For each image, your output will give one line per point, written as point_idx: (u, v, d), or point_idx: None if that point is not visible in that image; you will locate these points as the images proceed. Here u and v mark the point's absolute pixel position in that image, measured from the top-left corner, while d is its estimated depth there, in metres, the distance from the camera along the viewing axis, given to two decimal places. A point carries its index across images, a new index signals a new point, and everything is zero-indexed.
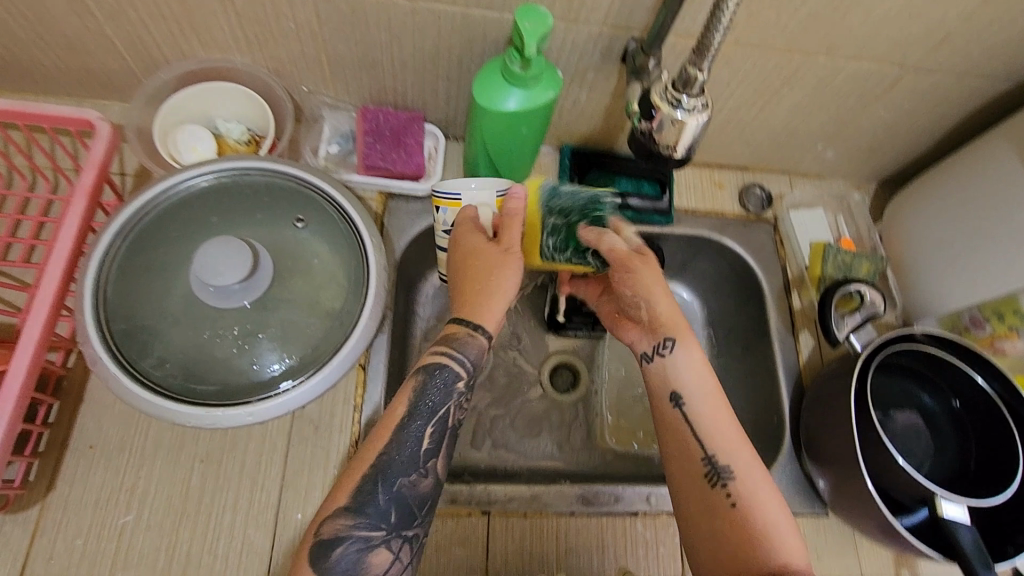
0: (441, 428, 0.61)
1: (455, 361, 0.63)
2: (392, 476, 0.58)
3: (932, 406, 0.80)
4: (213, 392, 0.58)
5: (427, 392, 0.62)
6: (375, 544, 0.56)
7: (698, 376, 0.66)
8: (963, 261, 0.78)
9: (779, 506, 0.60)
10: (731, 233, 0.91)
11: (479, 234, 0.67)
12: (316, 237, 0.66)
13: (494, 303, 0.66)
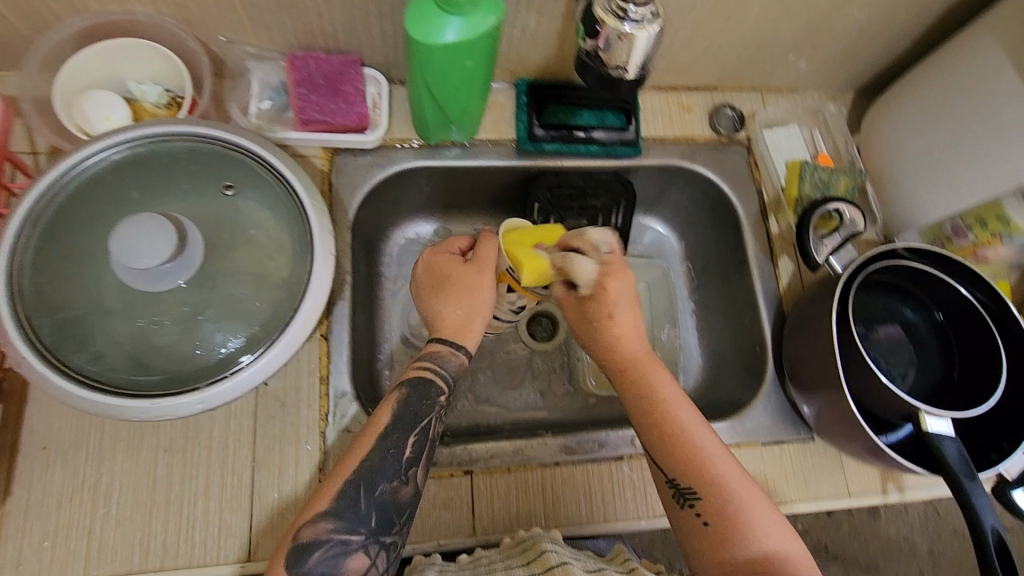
0: (422, 438, 0.62)
1: (435, 377, 0.65)
2: (374, 482, 0.59)
3: (915, 320, 0.78)
4: (161, 382, 0.54)
5: (406, 406, 0.63)
6: (353, 548, 0.56)
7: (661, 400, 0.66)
8: (945, 168, 0.75)
9: (751, 514, 0.60)
10: (703, 159, 0.86)
11: (452, 258, 0.70)
12: (251, 203, 0.60)
13: (469, 321, 0.68)
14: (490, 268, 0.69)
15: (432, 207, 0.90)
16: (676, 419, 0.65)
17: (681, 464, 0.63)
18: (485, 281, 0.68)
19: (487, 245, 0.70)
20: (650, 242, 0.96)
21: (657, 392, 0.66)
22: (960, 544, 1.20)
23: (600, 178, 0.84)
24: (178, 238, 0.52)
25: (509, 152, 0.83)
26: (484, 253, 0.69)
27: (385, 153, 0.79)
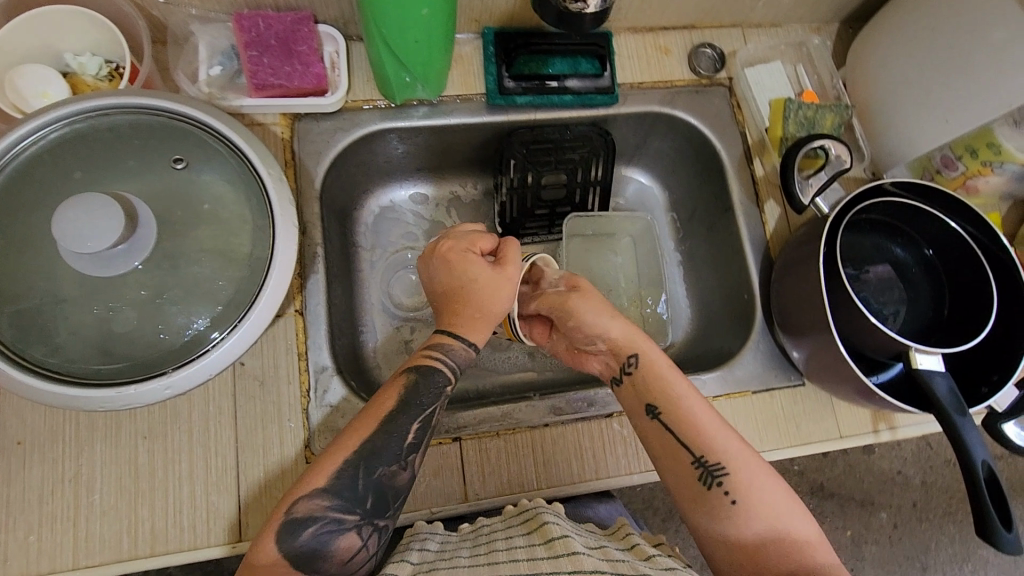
0: (426, 427, 0.61)
1: (443, 368, 0.64)
2: (374, 463, 0.58)
3: (904, 258, 0.76)
4: (127, 369, 0.52)
5: (418, 393, 0.62)
6: (347, 527, 0.56)
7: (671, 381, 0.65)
8: (935, 97, 0.71)
9: (773, 481, 0.61)
10: (684, 103, 0.83)
11: (475, 259, 0.66)
12: (204, 176, 0.57)
13: (483, 316, 0.66)
14: (518, 272, 0.66)
15: (405, 171, 0.87)
16: (686, 396, 0.64)
17: (703, 443, 0.61)
18: (507, 281, 0.66)
19: (512, 245, 0.68)
20: (633, 195, 0.94)
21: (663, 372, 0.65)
22: (953, 475, 1.22)
23: (578, 130, 0.81)
24: (127, 219, 0.49)
25: (479, 108, 0.79)
26: (509, 254, 0.67)
27: (349, 116, 0.75)
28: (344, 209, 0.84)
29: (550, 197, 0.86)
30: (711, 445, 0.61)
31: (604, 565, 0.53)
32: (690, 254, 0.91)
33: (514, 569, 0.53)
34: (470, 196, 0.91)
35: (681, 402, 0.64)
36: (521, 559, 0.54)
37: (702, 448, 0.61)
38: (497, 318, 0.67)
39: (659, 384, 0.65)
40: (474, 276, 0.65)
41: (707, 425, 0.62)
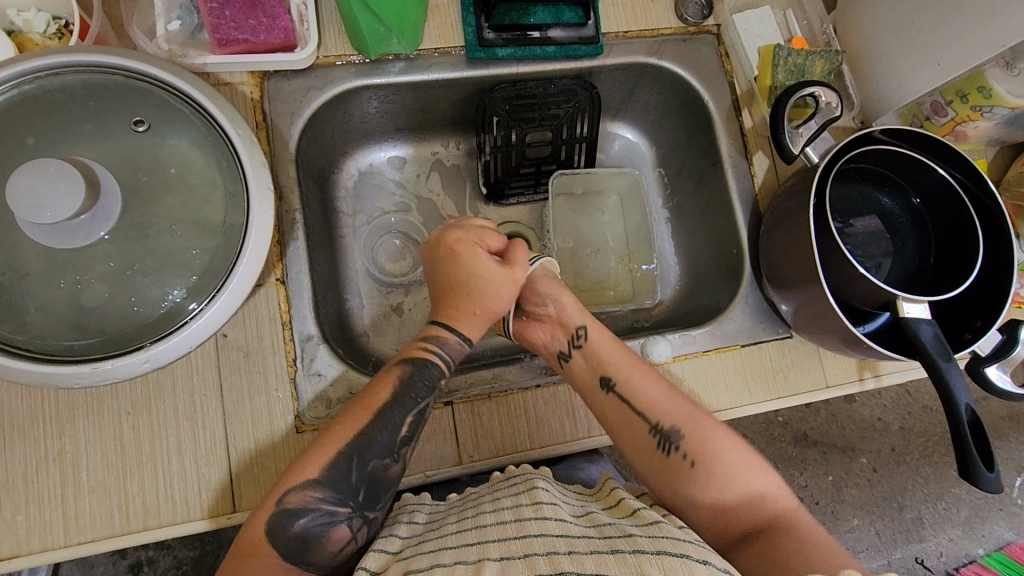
0: (420, 420, 0.62)
1: (437, 360, 0.65)
2: (367, 456, 0.59)
3: (891, 207, 0.76)
4: (106, 344, 0.50)
5: (414, 384, 0.63)
6: (338, 519, 0.57)
7: (624, 357, 0.67)
8: (927, 38, 0.69)
9: (732, 443, 0.62)
10: (671, 52, 0.80)
11: (482, 254, 0.69)
12: (168, 139, 0.54)
13: (481, 312, 0.68)
14: (524, 275, 0.70)
15: (384, 131, 0.83)
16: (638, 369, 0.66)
17: (654, 412, 0.64)
18: (513, 283, 0.69)
19: (521, 250, 0.71)
20: (620, 150, 0.92)
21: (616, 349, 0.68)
22: (931, 420, 1.26)
23: (562, 83, 0.78)
24: (89, 187, 0.46)
25: (460, 62, 0.75)
26: (517, 256, 0.70)
27: (322, 73, 0.71)
28: (322, 173, 0.81)
29: (535, 155, 0.85)
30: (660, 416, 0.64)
31: (592, 530, 0.54)
32: (678, 210, 0.89)
33: (502, 532, 0.54)
34: (453, 157, 0.89)
35: (634, 374, 0.66)
36: (507, 522, 0.55)
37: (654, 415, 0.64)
38: (494, 317, 0.69)
39: (610, 359, 0.67)
40: (483, 272, 0.68)
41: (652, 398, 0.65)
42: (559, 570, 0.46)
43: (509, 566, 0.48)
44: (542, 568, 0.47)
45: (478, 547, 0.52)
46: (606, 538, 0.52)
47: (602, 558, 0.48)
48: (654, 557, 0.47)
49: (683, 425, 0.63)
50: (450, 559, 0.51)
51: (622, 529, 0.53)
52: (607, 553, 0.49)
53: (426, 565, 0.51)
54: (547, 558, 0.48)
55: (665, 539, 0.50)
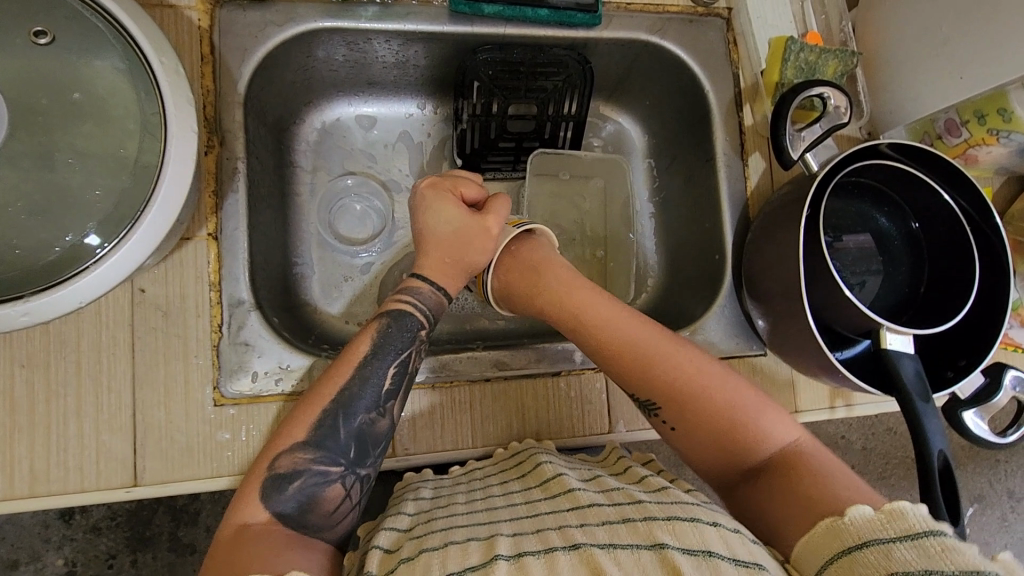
0: (403, 372, 0.57)
1: (415, 311, 0.60)
2: (353, 410, 0.54)
3: (888, 228, 0.71)
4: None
5: (390, 335, 0.58)
6: (333, 478, 0.51)
7: (592, 313, 0.62)
8: (954, 48, 0.63)
9: (721, 393, 0.56)
10: (674, 33, 0.73)
11: (454, 202, 0.65)
12: (72, 56, 0.46)
13: (453, 262, 0.63)
14: (497, 227, 0.65)
15: (354, 84, 0.76)
16: (607, 327, 0.61)
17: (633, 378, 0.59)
18: (488, 233, 0.64)
19: (502, 204, 0.67)
20: (610, 135, 0.86)
21: (584, 310, 0.62)
22: (892, 443, 1.23)
23: (553, 53, 0.71)
24: None
25: (441, 15, 0.68)
26: (494, 208, 0.66)
27: (284, 9, 0.64)
28: (279, 122, 0.73)
29: (517, 129, 0.78)
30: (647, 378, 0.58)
31: (601, 497, 0.49)
32: (664, 205, 0.84)
33: (514, 513, 0.49)
34: (428, 121, 0.81)
35: (599, 336, 0.61)
36: (518, 504, 0.51)
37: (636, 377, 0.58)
38: (471, 271, 0.65)
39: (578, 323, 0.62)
40: (454, 221, 0.64)
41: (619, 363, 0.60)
42: (572, 542, 0.42)
43: (521, 541, 0.44)
44: (554, 542, 0.43)
45: (489, 526, 0.47)
46: (617, 505, 0.47)
47: (613, 528, 0.44)
48: (665, 522, 0.43)
49: (658, 374, 0.57)
50: (461, 537, 0.46)
51: (631, 495, 0.49)
52: (618, 523, 0.44)
53: (439, 543, 0.45)
54: (560, 532, 0.44)
55: (675, 504, 0.46)
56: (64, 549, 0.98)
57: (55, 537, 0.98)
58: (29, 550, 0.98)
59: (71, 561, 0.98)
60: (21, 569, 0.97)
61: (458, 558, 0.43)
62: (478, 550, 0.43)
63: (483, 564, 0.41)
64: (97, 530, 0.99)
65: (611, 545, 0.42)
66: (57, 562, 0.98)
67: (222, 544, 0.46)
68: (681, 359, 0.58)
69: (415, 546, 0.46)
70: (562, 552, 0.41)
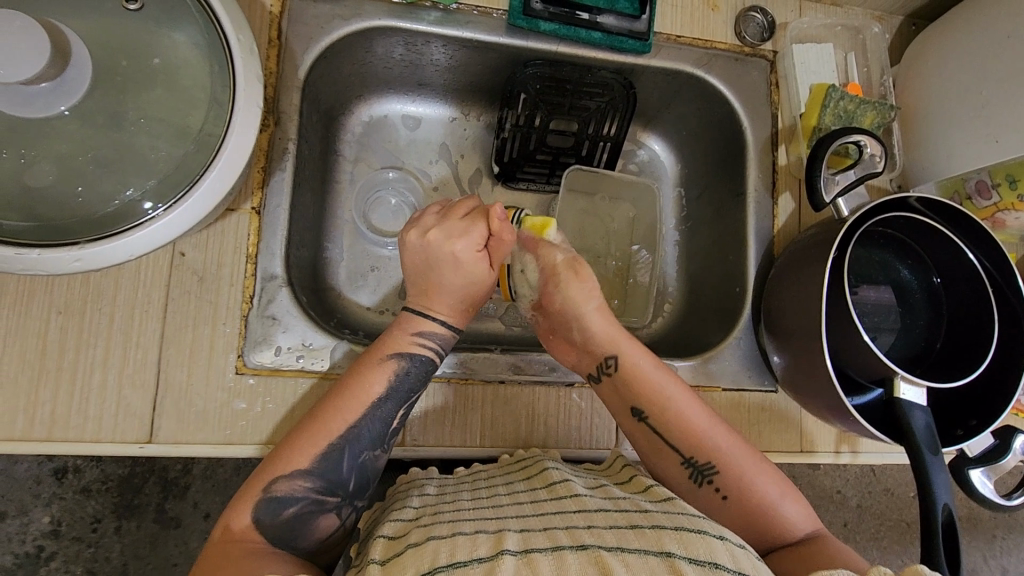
0: (410, 413, 0.59)
1: (428, 353, 0.60)
2: (359, 446, 0.55)
3: (909, 280, 0.72)
4: (39, 231, 0.44)
5: (403, 377, 0.58)
6: (327, 508, 0.53)
7: (650, 376, 0.61)
8: (993, 110, 0.65)
9: (769, 476, 0.57)
10: (720, 69, 0.75)
11: (468, 249, 0.60)
12: (155, 24, 0.49)
13: (469, 307, 0.62)
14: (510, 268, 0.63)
15: (405, 83, 0.78)
16: (664, 388, 0.60)
17: (688, 443, 0.58)
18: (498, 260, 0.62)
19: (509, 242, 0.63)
20: (644, 161, 0.88)
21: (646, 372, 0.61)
22: (888, 503, 1.21)
23: (601, 75, 0.73)
24: (55, 53, 0.42)
25: (498, 28, 0.70)
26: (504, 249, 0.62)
27: (352, 5, 0.67)
28: (329, 111, 0.76)
29: (556, 144, 0.80)
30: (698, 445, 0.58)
31: (608, 503, 0.50)
32: (690, 234, 0.85)
33: (520, 511, 0.50)
34: (470, 127, 0.84)
35: (660, 397, 0.60)
36: (524, 502, 0.52)
37: (686, 444, 0.58)
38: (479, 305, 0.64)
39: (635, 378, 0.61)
40: (471, 272, 0.60)
41: (676, 424, 0.59)
42: (581, 543, 0.43)
43: (530, 538, 0.44)
44: (561, 541, 0.43)
45: (497, 521, 0.48)
46: (622, 511, 0.48)
47: (621, 532, 0.44)
48: (674, 532, 0.44)
49: (713, 444, 0.58)
50: (471, 528, 0.46)
51: (639, 503, 0.49)
52: (626, 527, 0.45)
53: (448, 532, 0.46)
54: (567, 532, 0.45)
55: (682, 515, 0.46)
56: (51, 507, 0.99)
57: (45, 494, 0.99)
58: (19, 503, 0.98)
59: (56, 520, 0.98)
60: (6, 521, 0.97)
61: (467, 549, 0.43)
62: (487, 543, 0.44)
63: (490, 557, 0.42)
64: (88, 492, 1.00)
65: (619, 548, 0.42)
66: (44, 519, 0.98)
67: (219, 544, 0.49)
68: (728, 436, 0.59)
69: (421, 534, 0.47)
70: (570, 551, 0.42)
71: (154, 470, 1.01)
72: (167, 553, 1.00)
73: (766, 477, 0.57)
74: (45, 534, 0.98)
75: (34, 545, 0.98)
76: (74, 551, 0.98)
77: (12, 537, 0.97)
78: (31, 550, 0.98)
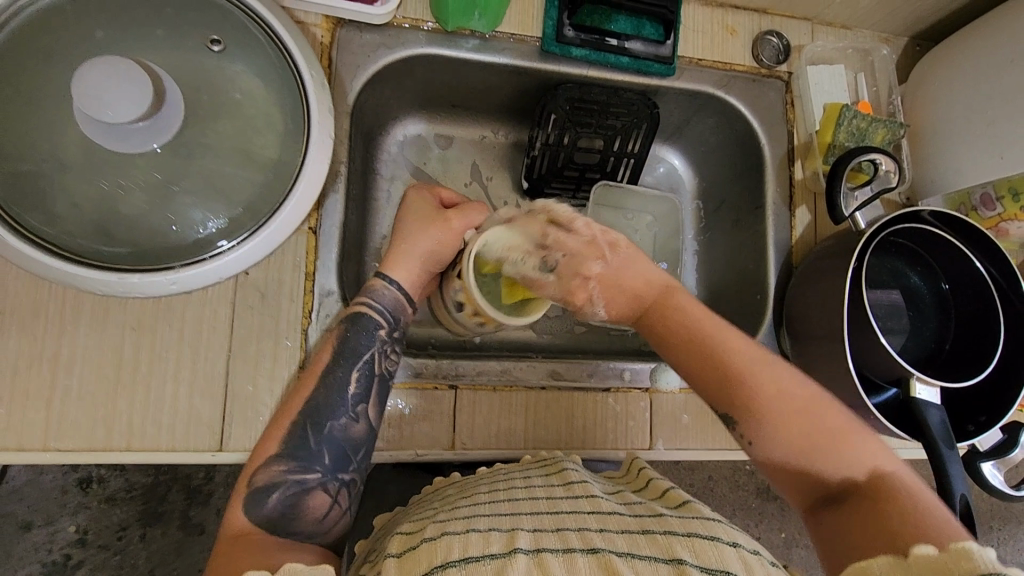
0: (368, 375, 0.61)
1: (370, 307, 0.63)
2: (322, 421, 0.57)
3: (919, 287, 0.76)
4: (127, 256, 0.51)
5: (349, 338, 0.61)
6: (311, 486, 0.55)
7: (676, 321, 0.60)
8: (998, 129, 0.69)
9: (822, 413, 0.54)
10: (738, 89, 0.80)
11: (425, 204, 0.68)
12: (234, 61, 0.55)
13: (415, 260, 0.66)
14: (459, 224, 0.67)
15: (440, 105, 0.82)
16: (697, 335, 0.59)
17: (722, 387, 0.56)
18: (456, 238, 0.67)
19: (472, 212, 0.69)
20: (663, 175, 0.92)
21: (677, 319, 0.60)
22: None
23: (626, 96, 0.77)
24: (154, 94, 0.46)
25: (532, 53, 0.75)
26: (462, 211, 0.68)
27: (395, 33, 0.71)
28: (370, 132, 0.79)
29: (583, 161, 0.83)
30: (729, 391, 0.56)
31: (623, 507, 0.52)
32: (709, 244, 0.89)
33: (535, 509, 0.52)
34: (500, 145, 0.88)
35: (689, 342, 0.59)
36: (541, 499, 0.54)
37: (718, 389, 0.57)
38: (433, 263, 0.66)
39: (667, 325, 0.60)
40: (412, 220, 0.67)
41: (710, 364, 0.57)
42: (592, 546, 0.44)
43: (542, 538, 0.46)
44: (573, 544, 0.45)
45: (511, 518, 0.49)
46: (637, 516, 0.50)
47: (633, 538, 0.46)
48: (685, 539, 0.45)
49: (751, 387, 0.55)
50: (485, 525, 0.48)
51: (653, 508, 0.51)
52: (638, 532, 0.47)
53: (461, 528, 0.48)
54: (579, 533, 0.47)
55: (696, 520, 0.48)
56: (78, 516, 1.01)
57: (71, 503, 1.01)
58: (47, 513, 1.00)
59: (82, 529, 1.01)
60: (34, 531, 1.00)
61: (479, 545, 0.44)
62: (501, 540, 0.45)
63: (503, 553, 0.43)
64: (113, 501, 1.02)
65: (630, 554, 0.44)
66: (70, 528, 1.01)
67: (225, 541, 0.51)
68: (775, 375, 0.56)
69: (437, 528, 0.48)
70: (581, 553, 0.44)
71: (178, 478, 1.04)
72: (193, 559, 1.03)
73: (821, 420, 0.53)
74: (71, 543, 1.01)
75: (61, 554, 1.00)
76: (101, 559, 1.01)
77: (40, 546, 1.00)
78: (58, 559, 1.00)
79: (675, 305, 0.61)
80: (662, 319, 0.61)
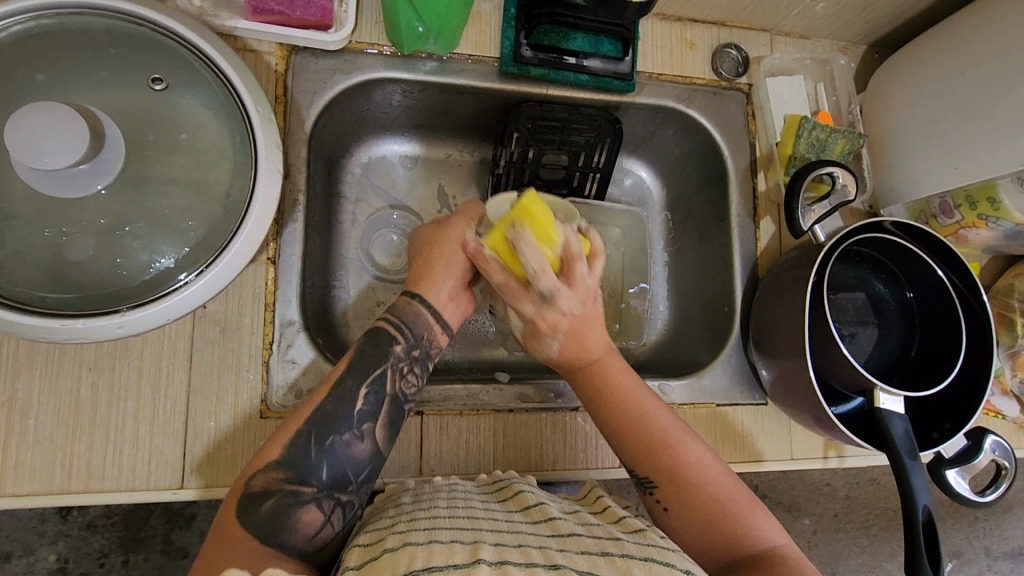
0: (376, 392, 0.59)
1: (394, 325, 0.62)
2: (326, 432, 0.56)
3: (884, 294, 0.77)
4: (71, 301, 0.50)
5: (364, 351, 0.60)
6: (305, 501, 0.53)
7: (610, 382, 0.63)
8: (952, 139, 0.70)
9: (727, 484, 0.60)
10: (699, 103, 0.80)
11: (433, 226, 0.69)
12: (180, 99, 0.55)
13: (443, 273, 0.65)
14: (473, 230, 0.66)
15: (402, 126, 0.82)
16: (623, 403, 0.63)
17: (640, 456, 0.61)
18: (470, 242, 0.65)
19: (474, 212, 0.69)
20: (629, 187, 0.92)
21: (606, 385, 0.63)
22: (875, 494, 1.26)
23: (587, 112, 0.77)
24: (92, 138, 0.45)
25: (491, 73, 0.74)
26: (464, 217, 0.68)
27: (351, 59, 0.70)
28: (332, 155, 0.79)
29: (548, 177, 0.83)
30: (646, 458, 0.61)
31: (581, 529, 0.52)
32: (678, 255, 0.89)
33: (495, 526, 0.52)
34: (466, 163, 0.87)
35: (618, 404, 0.63)
36: (499, 520, 0.53)
37: (636, 457, 0.61)
38: (460, 272, 0.65)
39: (596, 395, 0.63)
40: (427, 238, 0.68)
41: (630, 435, 0.62)
42: (553, 563, 0.45)
43: (504, 552, 0.46)
44: (536, 558, 0.45)
45: (473, 533, 0.50)
46: (595, 538, 0.50)
47: (591, 558, 0.46)
48: (642, 563, 0.45)
49: (666, 457, 0.61)
50: (448, 537, 0.48)
51: (611, 531, 0.51)
52: (597, 554, 0.47)
53: (424, 539, 0.47)
54: (541, 551, 0.47)
55: (652, 547, 0.48)
56: (57, 545, 1.00)
57: (50, 532, 1.00)
58: (26, 542, 0.99)
59: (62, 558, 1.00)
60: (13, 561, 0.98)
61: (444, 555, 0.44)
62: (464, 551, 0.45)
63: (467, 563, 0.43)
64: (92, 528, 1.01)
65: (590, 573, 0.44)
66: (49, 557, 0.99)
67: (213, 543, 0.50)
68: (686, 450, 0.61)
69: (398, 539, 0.48)
70: (542, 569, 0.44)
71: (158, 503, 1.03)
72: None
73: (725, 498, 0.59)
74: (51, 572, 0.99)
75: None
76: None
77: None
78: None
79: (610, 363, 0.64)
80: (585, 383, 0.64)
